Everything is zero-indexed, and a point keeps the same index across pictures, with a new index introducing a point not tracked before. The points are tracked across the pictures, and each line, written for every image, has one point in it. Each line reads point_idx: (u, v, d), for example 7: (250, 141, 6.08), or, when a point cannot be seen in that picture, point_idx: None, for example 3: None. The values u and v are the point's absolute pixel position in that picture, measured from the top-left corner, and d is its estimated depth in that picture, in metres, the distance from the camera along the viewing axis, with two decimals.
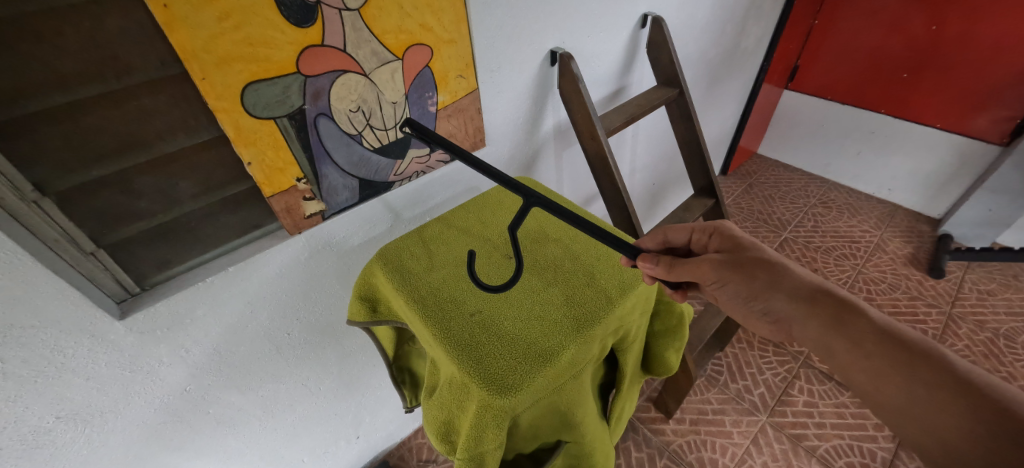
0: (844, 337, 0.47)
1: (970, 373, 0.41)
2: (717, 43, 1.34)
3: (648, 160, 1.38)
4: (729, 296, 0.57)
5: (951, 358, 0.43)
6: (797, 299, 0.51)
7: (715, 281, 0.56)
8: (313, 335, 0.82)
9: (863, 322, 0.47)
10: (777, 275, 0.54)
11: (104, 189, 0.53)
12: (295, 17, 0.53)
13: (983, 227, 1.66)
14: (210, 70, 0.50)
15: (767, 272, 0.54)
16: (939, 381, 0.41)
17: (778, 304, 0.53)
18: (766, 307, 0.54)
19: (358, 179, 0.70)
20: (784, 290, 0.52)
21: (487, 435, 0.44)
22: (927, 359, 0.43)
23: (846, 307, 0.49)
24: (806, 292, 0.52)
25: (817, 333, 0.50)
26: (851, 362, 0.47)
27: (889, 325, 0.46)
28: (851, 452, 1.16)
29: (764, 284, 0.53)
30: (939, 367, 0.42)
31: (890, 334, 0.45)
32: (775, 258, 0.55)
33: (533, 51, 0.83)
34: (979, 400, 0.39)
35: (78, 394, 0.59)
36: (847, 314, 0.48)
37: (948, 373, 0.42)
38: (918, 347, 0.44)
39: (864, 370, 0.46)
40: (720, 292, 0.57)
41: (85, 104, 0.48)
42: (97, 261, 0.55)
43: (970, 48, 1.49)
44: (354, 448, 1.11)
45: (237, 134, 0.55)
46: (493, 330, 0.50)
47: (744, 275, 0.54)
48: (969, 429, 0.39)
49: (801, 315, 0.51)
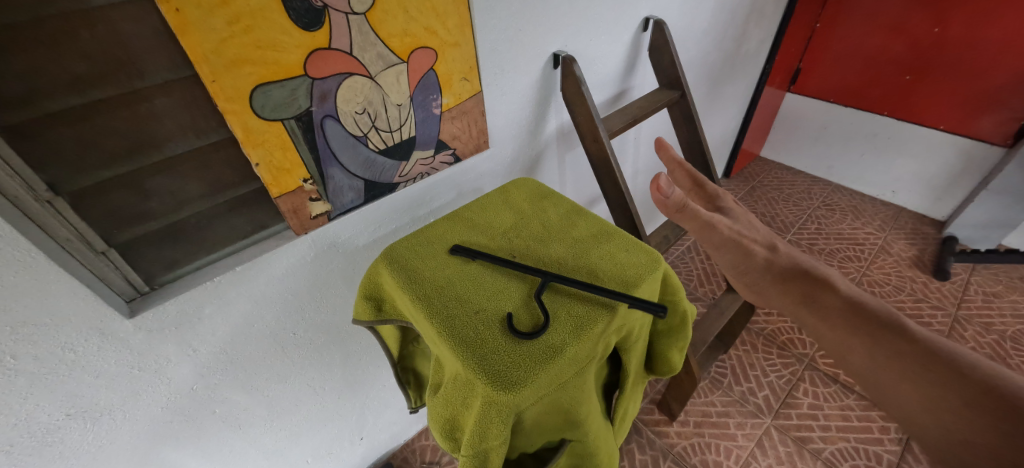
0: (816, 310, 0.49)
1: (930, 341, 0.43)
2: (719, 47, 1.35)
3: (650, 162, 1.39)
4: (724, 263, 0.58)
5: (914, 328, 0.45)
6: (775, 277, 0.54)
7: (716, 244, 0.57)
8: (319, 335, 0.83)
9: (835, 297, 0.49)
10: (768, 253, 0.56)
11: (115, 189, 0.54)
12: (303, 21, 0.54)
13: (989, 229, 1.65)
14: (220, 73, 0.51)
15: (759, 248, 0.56)
16: (901, 348, 0.44)
17: (760, 278, 0.55)
18: (751, 282, 0.56)
19: (363, 180, 0.71)
20: (768, 266, 0.55)
21: (491, 430, 0.45)
22: (891, 329, 0.45)
23: (819, 284, 0.51)
24: (784, 271, 0.54)
25: (793, 308, 0.52)
26: (820, 333, 0.49)
27: (858, 300, 0.49)
28: (858, 455, 1.15)
29: (754, 258, 0.55)
30: (901, 336, 0.44)
31: (858, 307, 0.48)
32: (765, 235, 0.58)
33: (537, 54, 0.84)
34: (938, 366, 0.41)
35: (89, 390, 0.60)
36: (819, 290, 0.51)
37: (910, 342, 0.44)
38: (882, 319, 0.46)
39: (834, 342, 0.48)
40: (716, 258, 0.59)
41: (99, 107, 0.49)
42: (108, 259, 0.55)
43: (972, 50, 1.50)
44: (357, 450, 1.12)
45: (245, 135, 0.56)
46: (499, 327, 0.50)
47: (744, 248, 0.56)
48: (928, 393, 0.40)
49: (779, 291, 0.53)
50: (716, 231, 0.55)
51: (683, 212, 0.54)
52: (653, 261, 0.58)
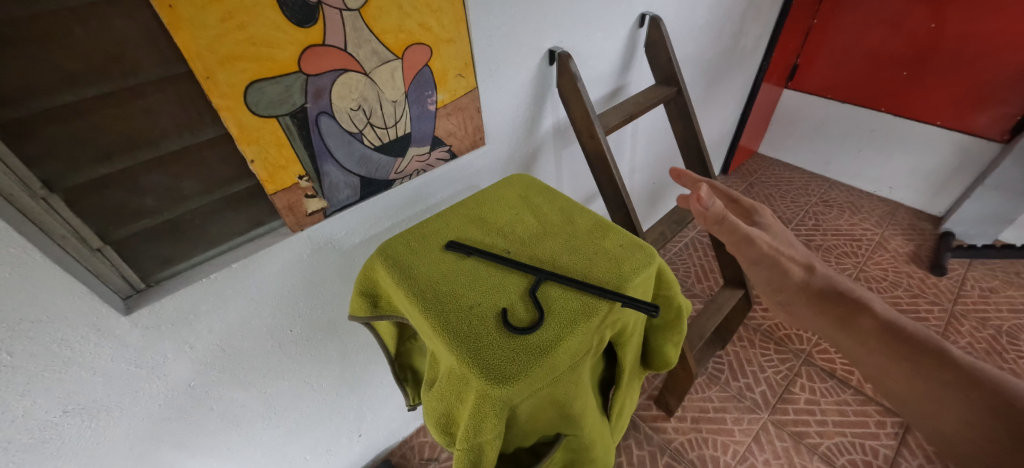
0: (852, 336, 0.50)
1: (970, 366, 0.44)
2: (715, 43, 1.35)
3: (648, 159, 1.39)
4: (760, 279, 0.59)
5: (955, 352, 0.45)
6: (809, 298, 0.54)
7: (753, 261, 0.57)
8: (316, 332, 0.83)
9: (871, 320, 0.50)
10: (805, 272, 0.56)
11: (111, 186, 0.54)
12: (297, 17, 0.54)
13: (985, 224, 1.66)
14: (214, 70, 0.51)
15: (794, 267, 0.56)
16: (941, 377, 0.44)
17: (793, 299, 0.56)
18: (784, 301, 0.57)
19: (359, 176, 0.71)
20: (805, 286, 0.55)
21: (486, 425, 0.45)
22: (929, 353, 0.46)
23: (854, 307, 0.52)
24: (818, 291, 0.54)
25: (828, 330, 0.53)
26: (858, 356, 0.50)
27: (894, 323, 0.49)
28: (854, 449, 1.16)
29: (788, 279, 0.55)
30: (940, 362, 0.45)
31: (896, 331, 0.48)
32: (804, 253, 0.58)
33: (532, 50, 0.84)
34: (978, 394, 0.42)
35: (85, 388, 0.60)
36: (853, 314, 0.51)
37: (950, 368, 0.44)
38: (921, 342, 0.47)
39: (873, 365, 0.49)
40: (753, 275, 0.59)
41: (93, 103, 0.49)
42: (104, 257, 0.56)
43: (969, 46, 1.50)
44: (355, 447, 1.12)
45: (240, 132, 0.56)
46: (493, 322, 0.50)
47: (779, 268, 0.56)
48: (968, 421, 0.42)
49: (813, 312, 0.54)
50: (756, 246, 0.55)
51: (721, 225, 0.56)
52: (647, 256, 0.58)
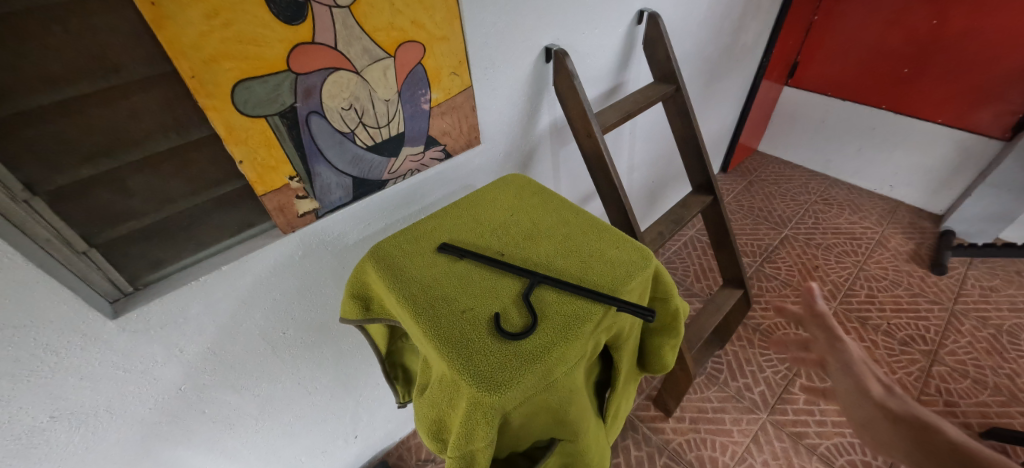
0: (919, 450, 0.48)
1: None
2: (715, 40, 1.33)
3: (646, 157, 1.38)
4: (843, 396, 0.60)
5: None
6: (883, 413, 0.53)
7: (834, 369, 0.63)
8: (309, 334, 0.82)
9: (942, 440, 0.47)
10: (885, 394, 0.56)
11: (95, 188, 0.53)
12: (285, 15, 0.52)
13: (986, 223, 1.65)
14: (199, 68, 0.50)
15: (875, 387, 0.57)
16: None
17: (865, 414, 0.55)
18: (859, 417, 0.56)
19: (351, 176, 0.70)
20: (879, 403, 0.55)
21: (477, 433, 0.44)
22: None
23: (927, 427, 0.49)
24: (892, 408, 0.53)
25: (900, 448, 0.50)
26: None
27: (966, 443, 0.45)
28: (853, 450, 1.15)
29: (863, 394, 0.57)
30: None
31: (964, 451, 0.45)
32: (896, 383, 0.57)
33: (528, 48, 0.82)
34: None
35: (73, 393, 0.59)
36: (924, 432, 0.49)
37: None
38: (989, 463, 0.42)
39: None
40: (838, 390, 0.62)
41: (75, 103, 0.48)
42: (89, 260, 0.55)
43: (972, 42, 1.48)
44: (351, 448, 1.11)
45: (227, 132, 0.55)
46: (486, 326, 0.49)
47: (858, 384, 0.58)
48: None
49: (884, 426, 0.52)
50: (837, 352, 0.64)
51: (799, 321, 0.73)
52: (643, 259, 0.57)
